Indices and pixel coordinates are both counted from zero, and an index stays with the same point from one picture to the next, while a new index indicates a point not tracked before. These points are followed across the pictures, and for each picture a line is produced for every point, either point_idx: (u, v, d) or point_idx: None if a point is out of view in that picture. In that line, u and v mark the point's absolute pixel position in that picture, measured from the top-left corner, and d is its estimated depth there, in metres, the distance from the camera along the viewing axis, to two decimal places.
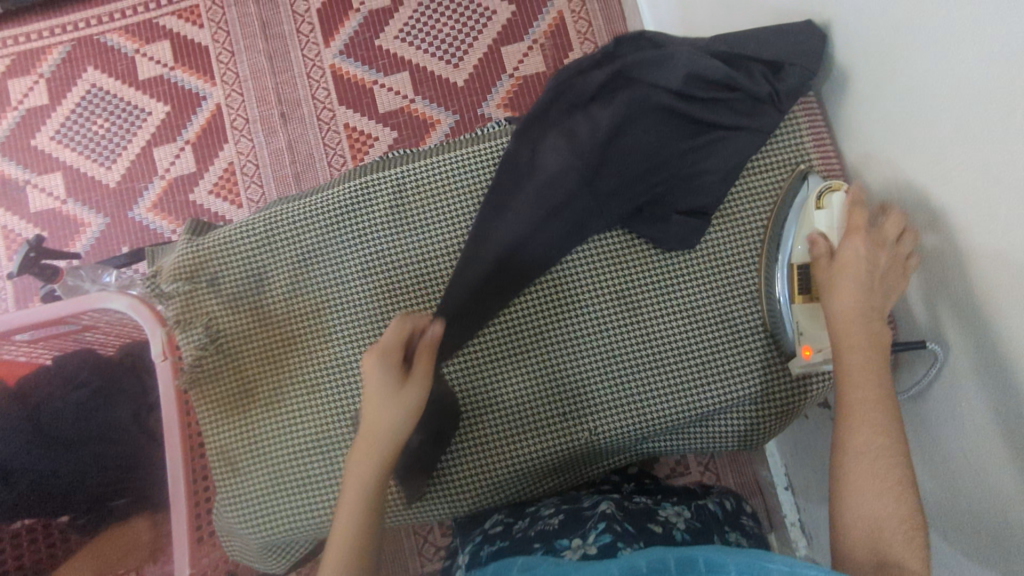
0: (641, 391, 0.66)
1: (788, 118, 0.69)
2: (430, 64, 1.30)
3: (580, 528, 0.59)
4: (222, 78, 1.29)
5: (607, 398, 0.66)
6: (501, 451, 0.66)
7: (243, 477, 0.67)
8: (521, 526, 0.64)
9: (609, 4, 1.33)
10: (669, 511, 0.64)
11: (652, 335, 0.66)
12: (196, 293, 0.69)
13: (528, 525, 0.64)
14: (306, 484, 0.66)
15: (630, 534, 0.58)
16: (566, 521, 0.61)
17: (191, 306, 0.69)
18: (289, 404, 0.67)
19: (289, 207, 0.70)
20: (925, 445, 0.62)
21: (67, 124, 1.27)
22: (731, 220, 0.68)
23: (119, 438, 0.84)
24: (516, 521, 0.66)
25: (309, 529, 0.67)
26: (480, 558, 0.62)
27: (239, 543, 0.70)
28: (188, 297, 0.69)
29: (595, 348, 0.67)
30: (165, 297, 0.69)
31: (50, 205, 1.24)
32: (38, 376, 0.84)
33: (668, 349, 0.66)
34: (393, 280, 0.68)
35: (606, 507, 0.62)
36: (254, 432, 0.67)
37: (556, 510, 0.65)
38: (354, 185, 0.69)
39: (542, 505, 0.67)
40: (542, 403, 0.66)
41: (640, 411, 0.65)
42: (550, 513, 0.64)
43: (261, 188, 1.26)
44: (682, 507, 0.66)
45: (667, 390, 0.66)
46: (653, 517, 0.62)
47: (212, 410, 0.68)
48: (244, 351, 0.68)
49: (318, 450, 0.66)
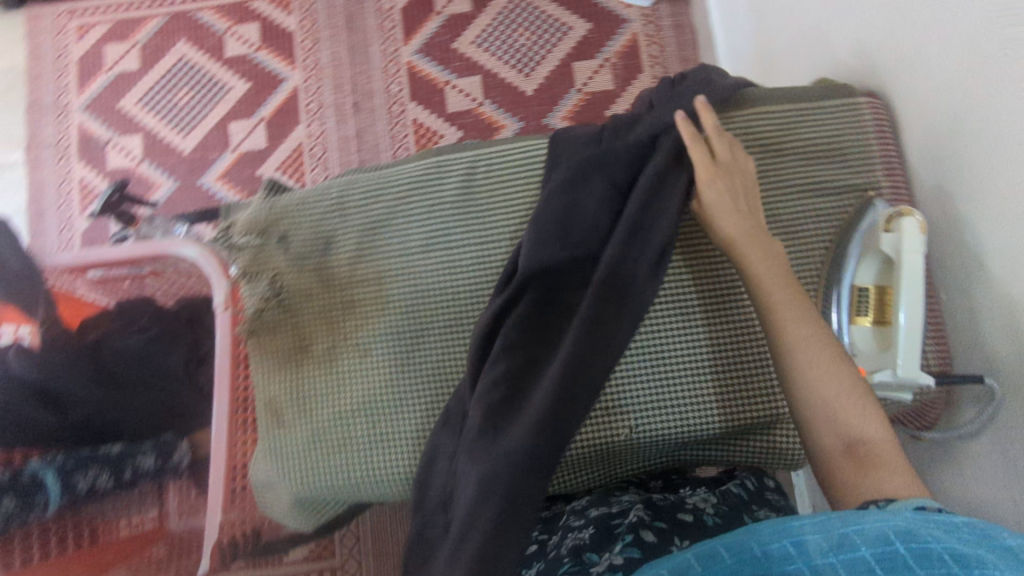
0: (684, 395, 0.66)
1: (861, 139, 0.68)
2: (502, 70, 1.33)
3: (610, 541, 0.57)
4: (303, 63, 1.34)
5: (653, 399, 0.66)
6: None
7: (288, 430, 0.69)
8: (556, 541, 0.62)
9: (684, 33, 1.35)
10: (694, 499, 0.63)
11: (699, 342, 0.67)
12: (265, 248, 0.72)
13: (557, 538, 0.62)
14: (347, 444, 0.68)
15: (659, 544, 0.56)
16: (596, 533, 0.59)
17: (260, 260, 0.72)
18: (341, 365, 0.69)
19: (363, 177, 0.72)
20: (976, 490, 0.60)
21: (153, 90, 1.34)
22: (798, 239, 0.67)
23: (167, 385, 0.86)
24: (549, 537, 0.64)
25: (343, 490, 0.68)
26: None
27: (273, 496, 0.71)
28: (257, 251, 0.72)
29: (647, 349, 0.67)
30: (235, 249, 0.72)
31: (127, 164, 1.30)
32: (101, 315, 0.88)
33: (714, 357, 0.66)
34: (453, 258, 0.69)
35: (636, 516, 0.60)
36: (305, 388, 0.70)
37: (585, 519, 0.63)
38: (427, 164, 0.71)
39: (572, 512, 0.66)
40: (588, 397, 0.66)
41: (684, 416, 0.65)
42: (578, 525, 0.62)
43: (326, 170, 1.29)
44: (707, 493, 0.64)
45: (708, 397, 0.66)
46: (682, 507, 0.62)
47: (266, 362, 0.71)
48: (306, 309, 0.71)
49: (362, 413, 0.68)
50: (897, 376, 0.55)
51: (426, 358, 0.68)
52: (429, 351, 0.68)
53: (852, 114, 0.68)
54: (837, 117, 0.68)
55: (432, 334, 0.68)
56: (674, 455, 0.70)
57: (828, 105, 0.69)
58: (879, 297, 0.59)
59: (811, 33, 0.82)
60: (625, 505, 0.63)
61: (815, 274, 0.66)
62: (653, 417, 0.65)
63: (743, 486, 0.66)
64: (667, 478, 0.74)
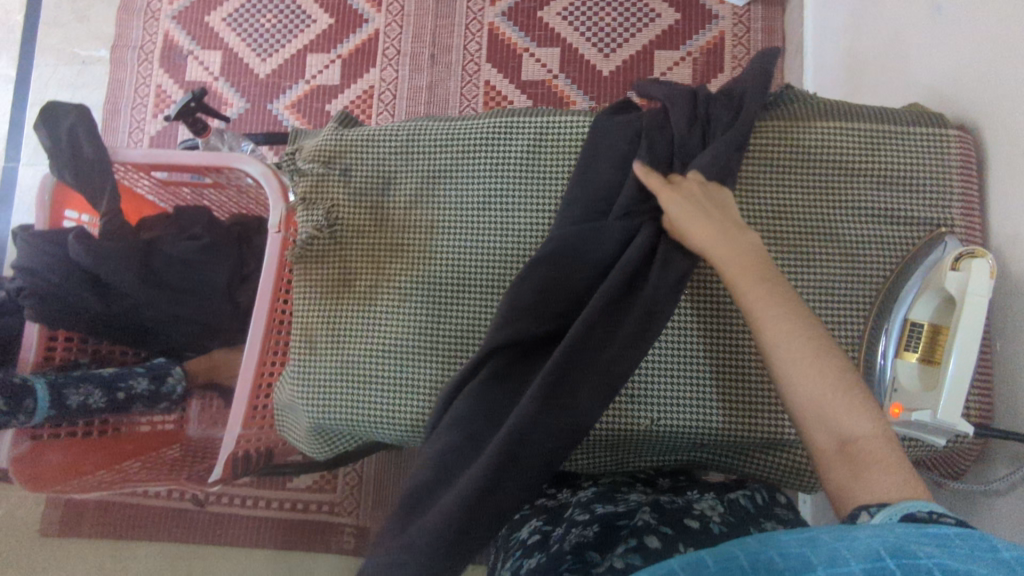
0: (709, 399, 0.65)
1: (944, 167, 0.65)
2: (582, 47, 1.31)
3: (614, 543, 0.57)
4: (388, 7, 1.35)
5: (679, 396, 0.65)
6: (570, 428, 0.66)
7: (318, 357, 0.71)
8: (556, 531, 0.62)
9: (773, 38, 1.30)
10: (703, 506, 0.62)
11: (735, 348, 0.66)
12: (326, 177, 0.73)
13: (560, 529, 0.62)
14: (370, 381, 0.69)
15: (664, 547, 0.56)
16: (601, 532, 0.59)
17: (319, 188, 0.73)
18: (379, 304, 0.70)
19: (433, 124, 0.73)
20: None
21: (240, 10, 1.35)
22: (856, 260, 0.65)
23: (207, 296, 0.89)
24: (552, 527, 0.64)
25: (360, 425, 0.69)
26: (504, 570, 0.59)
27: (293, 417, 0.74)
28: (318, 179, 0.73)
29: (682, 346, 0.66)
30: (298, 174, 0.74)
31: (204, 79, 1.33)
32: (158, 217, 0.91)
33: (746, 368, 0.65)
34: (506, 219, 0.70)
35: (643, 519, 0.60)
36: (341, 319, 0.71)
37: (591, 514, 0.63)
38: (498, 121, 0.71)
39: (578, 505, 0.66)
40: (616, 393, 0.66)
41: (707, 418, 0.65)
42: (583, 519, 0.62)
43: (392, 117, 1.30)
44: (714, 500, 0.64)
45: (734, 405, 0.65)
46: (689, 512, 0.61)
47: (308, 288, 0.73)
48: (355, 245, 0.72)
49: (391, 354, 0.69)
50: (934, 419, 0.54)
51: (462, 314, 0.69)
52: (467, 307, 0.69)
53: (938, 144, 0.65)
54: (921, 144, 0.65)
55: (473, 291, 0.69)
56: (689, 454, 0.70)
57: (913, 130, 0.65)
58: (932, 336, 0.58)
59: (910, 56, 0.79)
60: (632, 505, 0.63)
61: (866, 301, 0.65)
62: (675, 413, 0.65)
63: (752, 498, 0.66)
64: (675, 478, 0.74)
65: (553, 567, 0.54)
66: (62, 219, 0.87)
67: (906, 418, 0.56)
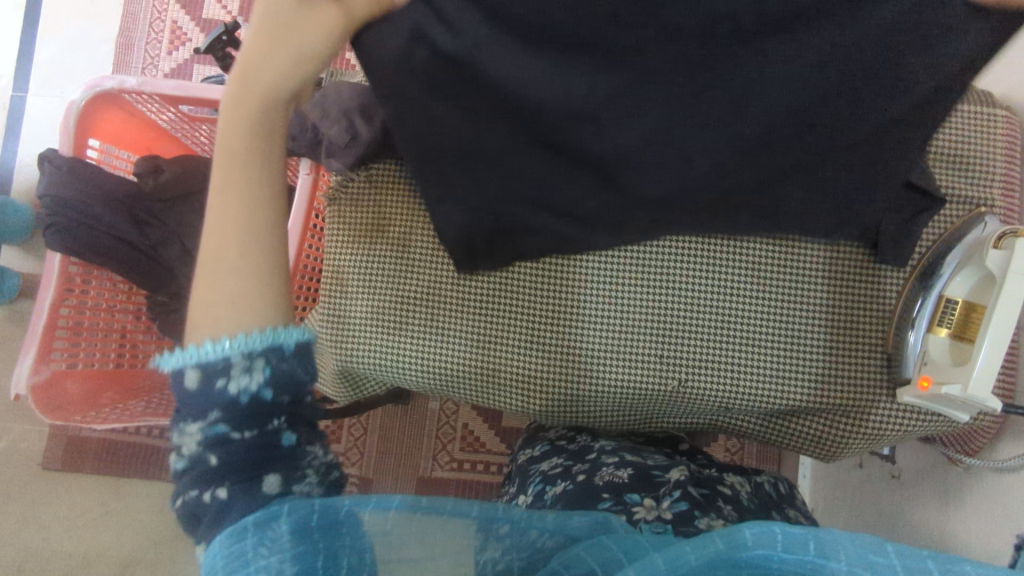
0: (701, 392, 0.66)
1: (989, 130, 0.65)
2: None
3: (653, 490, 0.58)
4: None
5: (702, 393, 0.66)
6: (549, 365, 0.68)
7: (348, 300, 0.70)
8: (581, 470, 0.64)
9: None
10: (732, 479, 0.65)
11: (754, 331, 0.66)
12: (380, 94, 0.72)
13: (589, 469, 0.63)
14: (398, 325, 0.69)
15: (706, 501, 0.57)
16: (636, 477, 0.60)
17: None
18: (413, 253, 0.70)
19: None
20: (1005, 517, 0.61)
21: None
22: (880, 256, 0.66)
23: None
24: (576, 464, 0.66)
25: (383, 367, 0.69)
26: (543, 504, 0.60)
27: (318, 358, 0.74)
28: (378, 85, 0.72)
29: (711, 329, 0.66)
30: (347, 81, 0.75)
31: (221, 18, 1.24)
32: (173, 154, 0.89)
33: (793, 331, 0.66)
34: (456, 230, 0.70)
35: (679, 475, 0.60)
36: (373, 263, 0.70)
37: (620, 460, 0.64)
38: None
39: (603, 454, 0.67)
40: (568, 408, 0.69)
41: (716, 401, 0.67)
42: (613, 463, 0.63)
43: None
44: (741, 478, 0.66)
45: (775, 370, 0.66)
46: (720, 482, 0.63)
47: (340, 233, 0.72)
48: (391, 189, 0.71)
49: (419, 301, 0.69)
50: (964, 393, 0.54)
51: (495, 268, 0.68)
52: (449, 283, 0.69)
53: (988, 128, 0.65)
54: (968, 126, 0.65)
55: (453, 283, 0.69)
56: (706, 418, 0.71)
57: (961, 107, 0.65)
58: (966, 312, 0.58)
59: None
60: (662, 463, 0.64)
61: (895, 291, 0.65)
62: (702, 377, 0.66)
63: (773, 488, 0.68)
64: (692, 456, 0.74)
65: (592, 505, 0.56)
66: (85, 148, 0.83)
67: (935, 390, 0.57)
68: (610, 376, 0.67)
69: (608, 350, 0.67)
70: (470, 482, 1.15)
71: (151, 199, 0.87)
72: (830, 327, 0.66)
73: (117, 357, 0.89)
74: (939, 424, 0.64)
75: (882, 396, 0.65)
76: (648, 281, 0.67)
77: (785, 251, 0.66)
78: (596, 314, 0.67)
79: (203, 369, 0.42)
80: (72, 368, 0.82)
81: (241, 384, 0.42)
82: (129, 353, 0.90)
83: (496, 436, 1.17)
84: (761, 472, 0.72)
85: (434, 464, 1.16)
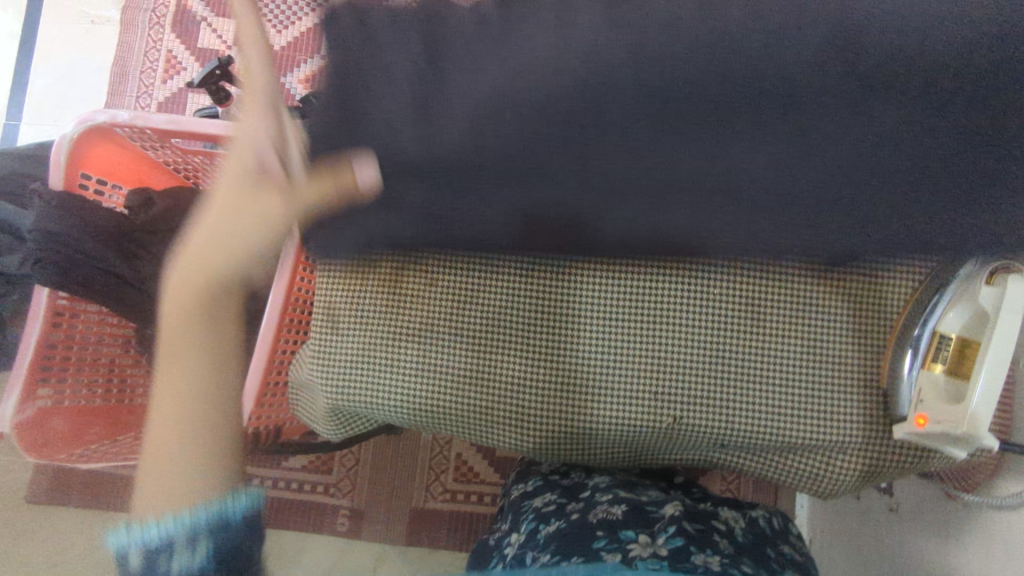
0: (698, 429, 0.66)
1: None
2: None
3: (647, 526, 0.57)
4: None
5: (698, 431, 0.66)
6: (543, 403, 0.67)
7: (340, 337, 0.70)
8: (575, 508, 0.63)
9: None
10: (728, 514, 0.64)
11: (749, 366, 0.65)
12: None
13: (583, 507, 0.62)
14: (391, 363, 0.68)
15: (700, 535, 0.56)
16: (630, 513, 0.59)
17: None
18: (405, 289, 0.69)
19: None
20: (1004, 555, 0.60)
21: None
22: (877, 286, 0.65)
23: None
24: (570, 502, 0.65)
25: (374, 404, 0.69)
26: (538, 540, 0.60)
27: (309, 396, 0.73)
28: None
29: (706, 366, 0.66)
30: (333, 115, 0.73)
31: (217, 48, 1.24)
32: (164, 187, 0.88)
33: (788, 367, 0.65)
34: (444, 269, 0.69)
35: (673, 510, 0.59)
36: (365, 299, 0.70)
37: (613, 498, 0.63)
38: None
39: (597, 490, 0.66)
40: (560, 445, 0.69)
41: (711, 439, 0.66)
42: (607, 500, 0.62)
43: None
44: (737, 514, 0.66)
45: (771, 407, 0.65)
46: (715, 517, 0.62)
47: (331, 268, 0.71)
48: None
49: (412, 339, 0.68)
50: (959, 431, 0.54)
51: (486, 306, 0.68)
52: (443, 323, 0.69)
53: None
54: None
55: (445, 322, 0.69)
56: (701, 454, 0.70)
57: None
58: (960, 347, 0.57)
59: None
60: (657, 499, 0.63)
61: (888, 323, 0.65)
62: (696, 412, 0.65)
63: (770, 522, 0.67)
64: (687, 490, 0.73)
65: (586, 544, 0.55)
66: (76, 181, 0.83)
67: (931, 428, 0.57)
68: (604, 412, 0.66)
69: (602, 388, 0.66)
70: (463, 513, 1.13)
71: (142, 232, 0.87)
72: (827, 363, 0.65)
73: (105, 390, 0.88)
74: (934, 459, 0.64)
75: (878, 430, 0.64)
76: (643, 316, 0.67)
77: (779, 286, 0.66)
78: (589, 351, 0.67)
79: (144, 553, 0.44)
80: (58, 405, 0.81)
81: (181, 564, 0.44)
82: (118, 385, 0.90)
83: (490, 466, 1.15)
84: (757, 507, 0.71)
85: (427, 496, 1.15)
